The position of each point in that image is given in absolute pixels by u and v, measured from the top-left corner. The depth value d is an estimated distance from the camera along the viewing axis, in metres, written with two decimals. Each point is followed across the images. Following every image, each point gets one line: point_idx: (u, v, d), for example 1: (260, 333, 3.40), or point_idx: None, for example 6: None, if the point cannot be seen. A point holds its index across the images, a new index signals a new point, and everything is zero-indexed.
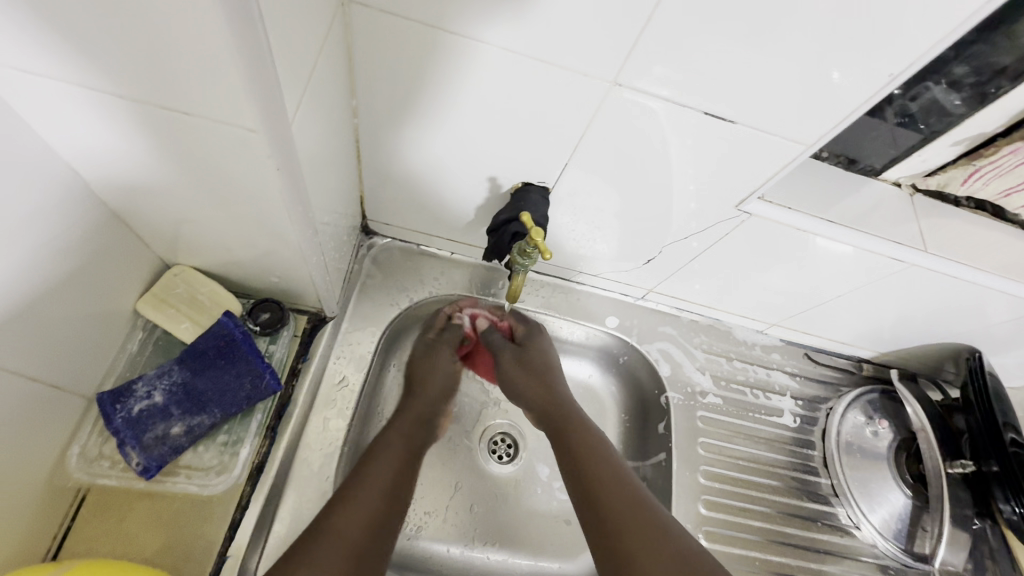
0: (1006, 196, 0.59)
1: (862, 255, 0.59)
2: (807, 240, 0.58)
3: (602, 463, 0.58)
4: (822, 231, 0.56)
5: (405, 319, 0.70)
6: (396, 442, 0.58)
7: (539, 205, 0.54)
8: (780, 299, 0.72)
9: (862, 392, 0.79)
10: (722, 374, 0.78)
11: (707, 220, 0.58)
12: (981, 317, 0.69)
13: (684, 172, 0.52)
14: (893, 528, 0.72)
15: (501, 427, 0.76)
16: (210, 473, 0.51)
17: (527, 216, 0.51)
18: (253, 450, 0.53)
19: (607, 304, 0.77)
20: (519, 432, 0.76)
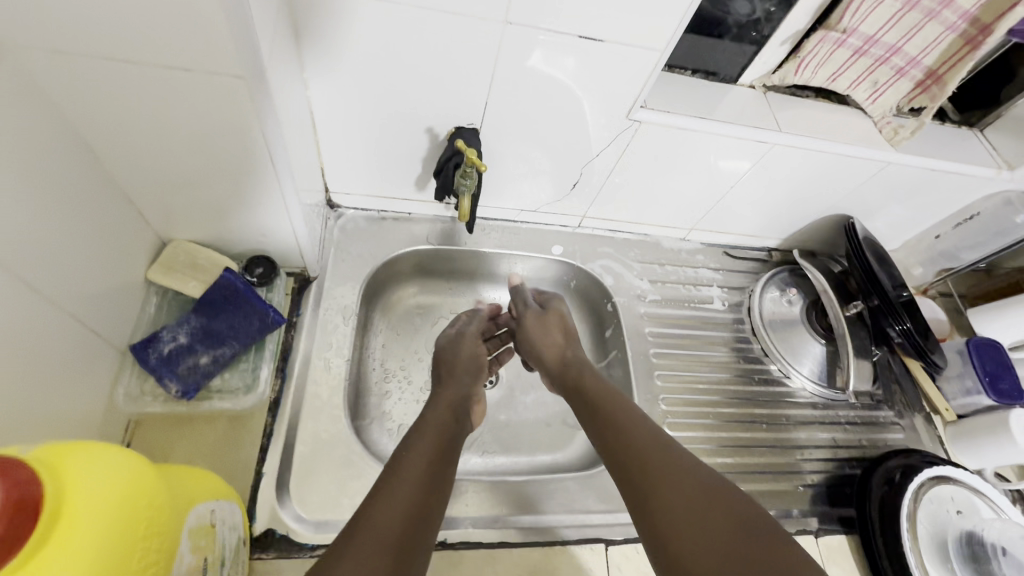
0: (833, 80, 0.75)
1: (738, 140, 0.72)
2: (695, 135, 0.71)
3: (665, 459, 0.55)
4: (700, 126, 0.70)
5: (379, 272, 0.81)
6: (436, 430, 0.61)
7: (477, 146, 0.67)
8: (687, 203, 0.86)
9: (775, 271, 0.95)
10: (658, 277, 0.91)
11: (610, 135, 0.71)
12: (845, 185, 0.83)
13: (577, 96, 0.65)
14: (816, 371, 0.87)
15: None
16: (239, 393, 0.61)
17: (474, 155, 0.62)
18: (270, 376, 0.64)
19: (551, 236, 0.89)
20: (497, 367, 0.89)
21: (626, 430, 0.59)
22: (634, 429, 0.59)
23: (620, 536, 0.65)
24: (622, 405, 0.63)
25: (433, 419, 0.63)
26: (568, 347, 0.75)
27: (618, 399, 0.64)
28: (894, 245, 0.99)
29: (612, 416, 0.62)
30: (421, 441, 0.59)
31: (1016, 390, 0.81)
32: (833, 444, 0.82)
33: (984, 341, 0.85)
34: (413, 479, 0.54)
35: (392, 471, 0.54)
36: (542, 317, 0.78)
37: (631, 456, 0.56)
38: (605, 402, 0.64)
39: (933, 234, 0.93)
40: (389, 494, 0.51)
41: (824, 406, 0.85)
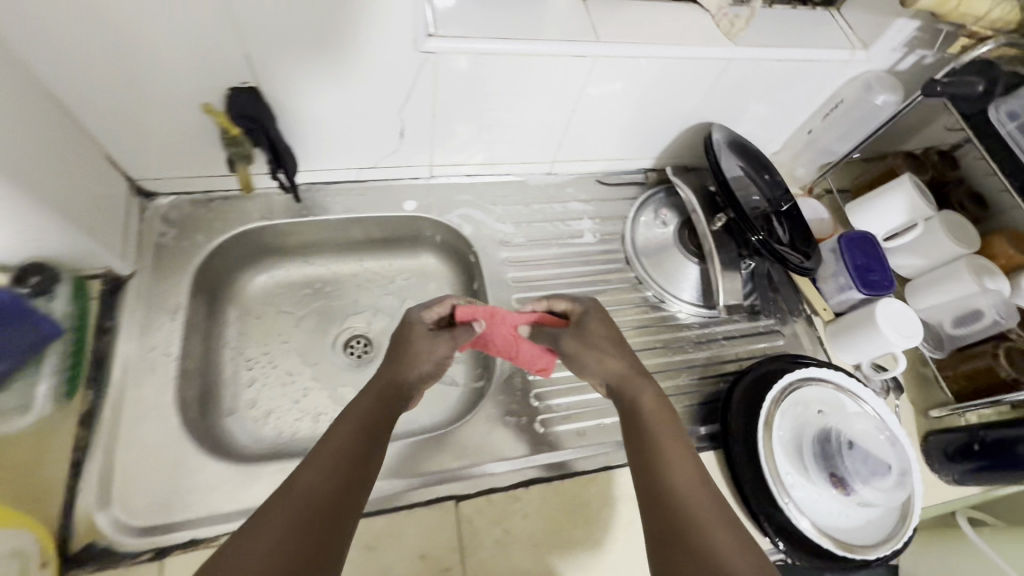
0: None
1: (551, 57, 0.66)
2: (503, 57, 0.65)
3: (695, 487, 0.50)
4: (501, 49, 0.64)
5: (214, 258, 0.76)
6: (368, 396, 0.57)
7: (244, 110, 0.62)
8: (534, 133, 0.81)
9: (649, 193, 0.91)
10: (523, 219, 0.87)
11: (411, 72, 0.65)
12: (694, 91, 0.78)
13: (350, 34, 0.59)
14: (692, 291, 0.85)
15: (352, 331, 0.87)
16: (12, 414, 0.56)
17: (223, 119, 0.63)
18: (53, 385, 0.59)
19: (402, 191, 0.84)
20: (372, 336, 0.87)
21: (660, 428, 0.56)
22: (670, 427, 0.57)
23: (473, 490, 0.64)
24: (658, 416, 0.58)
25: (370, 385, 0.59)
26: (631, 363, 0.64)
27: (656, 397, 0.60)
28: (772, 147, 0.94)
29: (653, 424, 0.57)
30: (348, 417, 0.54)
31: (886, 282, 0.79)
32: (708, 362, 0.80)
33: (860, 235, 0.82)
34: (340, 445, 0.51)
35: (316, 451, 0.50)
36: (588, 325, 0.67)
37: (664, 453, 0.54)
38: (642, 400, 0.60)
39: (806, 129, 0.89)
40: (306, 488, 0.46)
41: (702, 325, 0.83)
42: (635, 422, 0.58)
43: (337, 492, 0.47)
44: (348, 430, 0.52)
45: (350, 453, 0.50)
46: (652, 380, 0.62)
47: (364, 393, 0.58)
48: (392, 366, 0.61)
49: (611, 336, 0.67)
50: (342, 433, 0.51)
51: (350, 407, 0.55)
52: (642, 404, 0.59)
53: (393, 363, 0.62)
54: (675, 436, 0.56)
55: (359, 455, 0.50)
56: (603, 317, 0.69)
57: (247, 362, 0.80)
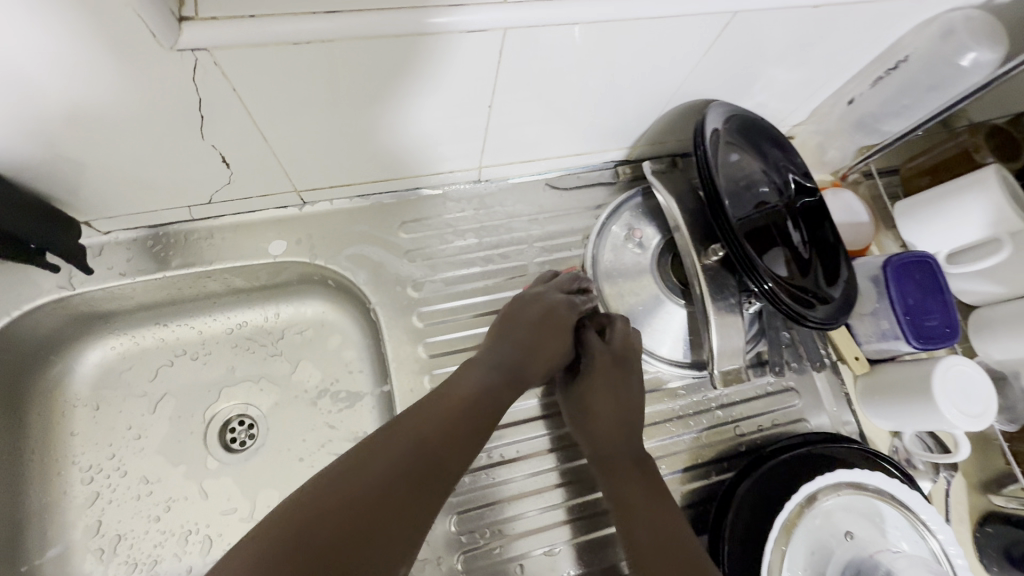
0: None
1: (404, 43, 0.39)
2: (326, 51, 0.38)
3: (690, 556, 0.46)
4: (329, 33, 0.37)
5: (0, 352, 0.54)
6: (499, 360, 0.51)
7: None
8: (441, 142, 0.55)
9: (621, 200, 0.66)
10: (442, 252, 0.63)
11: (191, 81, 0.39)
12: (676, 63, 0.51)
13: (39, 32, 0.33)
14: (676, 346, 0.62)
15: (236, 408, 0.65)
16: None
17: None
18: None
19: (267, 228, 0.60)
20: (260, 415, 0.65)
21: (625, 481, 0.52)
22: (636, 482, 0.51)
23: None
24: (652, 485, 0.51)
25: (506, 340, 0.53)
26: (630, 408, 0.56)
27: (628, 448, 0.53)
28: (793, 121, 0.67)
29: (630, 498, 0.50)
30: (440, 403, 0.47)
31: (946, 329, 0.56)
32: (696, 442, 0.60)
33: (912, 258, 0.58)
34: (426, 426, 0.45)
35: (403, 421, 0.45)
36: (605, 354, 0.57)
37: (631, 515, 0.49)
38: (611, 450, 0.53)
39: (845, 98, 0.62)
40: (400, 441, 0.43)
41: (689, 390, 0.62)
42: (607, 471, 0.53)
43: (413, 481, 0.41)
44: (435, 421, 0.45)
45: (420, 457, 0.42)
46: (636, 424, 0.55)
47: (479, 364, 0.51)
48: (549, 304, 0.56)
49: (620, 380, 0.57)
50: (430, 415, 0.45)
51: (463, 378, 0.49)
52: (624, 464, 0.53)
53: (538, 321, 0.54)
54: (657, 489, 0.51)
55: (425, 456, 0.43)
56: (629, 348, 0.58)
57: (80, 476, 0.59)
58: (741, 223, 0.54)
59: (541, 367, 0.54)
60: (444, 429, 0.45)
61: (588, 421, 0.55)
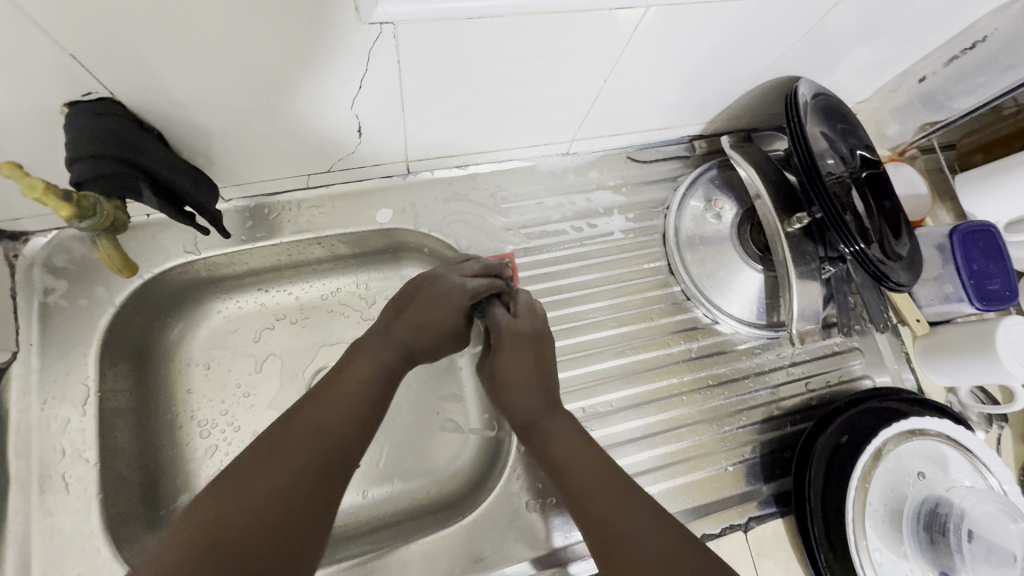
0: None
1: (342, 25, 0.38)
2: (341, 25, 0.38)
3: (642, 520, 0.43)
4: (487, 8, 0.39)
5: (134, 312, 0.58)
6: (382, 348, 0.49)
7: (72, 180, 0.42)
8: (551, 112, 0.58)
9: (699, 173, 0.69)
10: (534, 221, 0.66)
11: (356, 54, 0.41)
12: (776, 41, 0.55)
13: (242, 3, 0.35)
14: (752, 309, 0.66)
15: None
16: None
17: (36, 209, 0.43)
18: None
19: (374, 196, 0.63)
20: None
21: (563, 450, 0.48)
22: (561, 432, 0.50)
23: None
24: (590, 453, 0.48)
25: (392, 330, 0.51)
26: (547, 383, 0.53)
27: (543, 398, 0.52)
28: (860, 99, 0.71)
29: (553, 452, 0.49)
30: (325, 401, 0.44)
31: (1008, 292, 0.61)
32: (773, 397, 0.66)
33: (977, 228, 0.62)
34: (307, 429, 0.42)
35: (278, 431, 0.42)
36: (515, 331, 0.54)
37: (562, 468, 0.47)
38: (531, 411, 0.51)
39: (916, 77, 0.66)
40: (275, 454, 0.40)
41: (762, 349, 0.67)
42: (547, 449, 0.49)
43: (302, 489, 0.39)
44: (324, 420, 0.43)
45: (306, 459, 0.40)
46: (552, 383, 0.53)
47: (360, 353, 0.49)
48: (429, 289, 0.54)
49: (534, 356, 0.54)
50: (304, 420, 0.43)
51: (345, 371, 0.47)
52: (563, 438, 0.49)
53: (416, 307, 0.52)
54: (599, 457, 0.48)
55: (307, 459, 0.40)
56: (532, 318, 0.56)
57: (201, 430, 0.63)
58: (836, 186, 0.58)
59: (435, 342, 0.53)
60: (351, 403, 0.45)
61: (504, 389, 0.53)
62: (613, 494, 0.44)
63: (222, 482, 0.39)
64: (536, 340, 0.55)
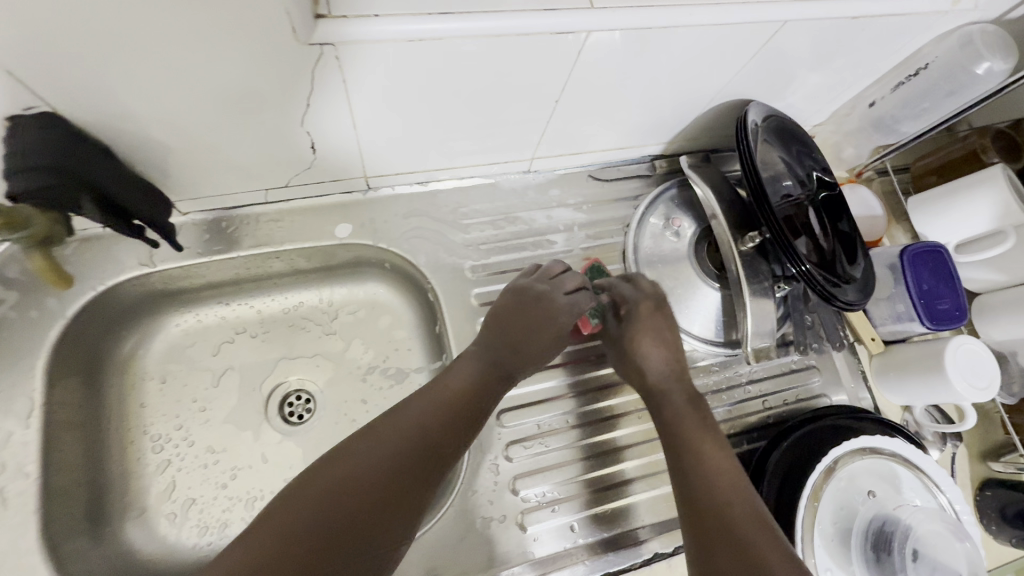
0: None
1: (284, 46, 0.39)
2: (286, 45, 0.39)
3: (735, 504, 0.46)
4: (427, 32, 0.41)
5: (86, 326, 0.57)
6: (487, 347, 0.54)
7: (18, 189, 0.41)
8: (508, 131, 0.59)
9: (658, 191, 0.71)
10: (496, 237, 0.67)
11: (301, 73, 0.42)
12: (723, 65, 0.56)
13: (179, 24, 0.36)
14: (710, 327, 0.67)
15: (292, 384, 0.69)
16: None
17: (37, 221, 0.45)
18: None
19: (333, 211, 0.64)
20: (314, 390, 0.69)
21: (674, 412, 0.54)
22: (678, 406, 0.54)
23: None
24: (695, 418, 0.53)
25: (480, 352, 0.53)
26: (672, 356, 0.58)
27: (671, 369, 0.57)
28: (815, 122, 0.73)
29: (697, 429, 0.52)
30: (410, 409, 0.47)
31: (957, 312, 0.62)
32: (730, 415, 0.66)
33: (926, 248, 0.64)
34: (391, 437, 0.45)
35: (366, 431, 0.46)
36: (661, 317, 0.59)
37: (690, 441, 0.51)
38: (670, 392, 0.55)
39: (866, 102, 0.68)
40: (347, 461, 0.43)
41: (721, 366, 0.68)
42: (662, 411, 0.55)
43: (389, 487, 0.42)
44: (406, 418, 0.46)
45: (384, 466, 0.43)
46: (685, 374, 0.57)
47: (448, 371, 0.52)
48: (510, 313, 0.55)
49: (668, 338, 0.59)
50: (388, 432, 0.45)
51: (441, 378, 0.51)
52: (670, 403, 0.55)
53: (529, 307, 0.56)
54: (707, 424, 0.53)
55: (386, 462, 0.43)
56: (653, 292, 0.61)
57: (153, 445, 0.62)
58: (786, 208, 0.59)
59: (541, 346, 0.55)
60: (452, 411, 0.48)
61: (631, 354, 0.58)
62: (717, 460, 0.50)
63: (307, 473, 0.42)
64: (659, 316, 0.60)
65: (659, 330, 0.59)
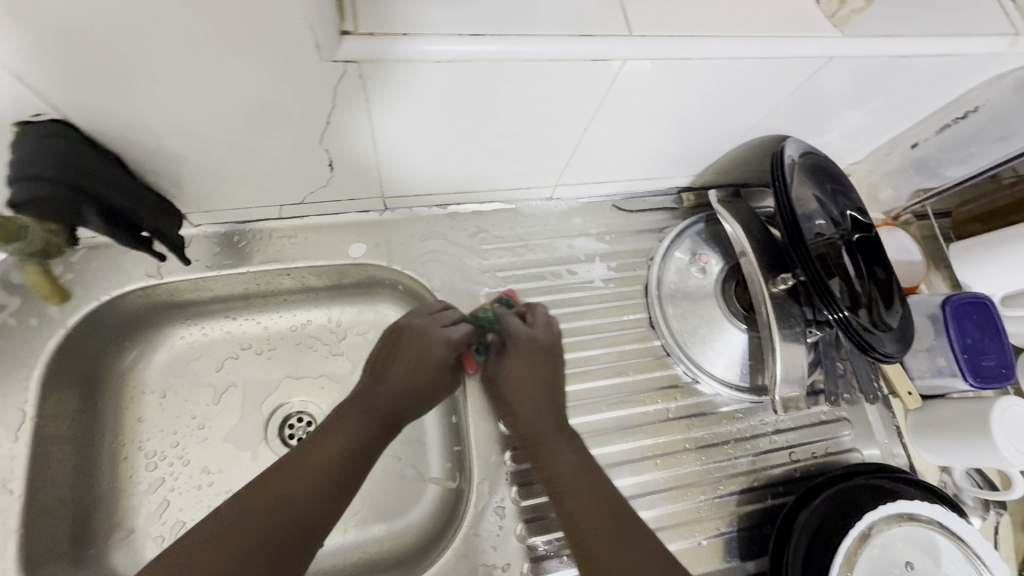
0: None
1: (307, 63, 0.38)
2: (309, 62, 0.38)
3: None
4: (456, 54, 0.39)
5: (87, 337, 0.56)
6: (377, 401, 0.52)
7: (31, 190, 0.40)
8: (532, 157, 0.57)
9: (684, 226, 0.68)
10: (515, 264, 0.65)
11: (324, 91, 0.41)
12: (761, 99, 0.54)
13: (198, 36, 0.35)
14: (734, 370, 0.63)
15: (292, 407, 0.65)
16: None
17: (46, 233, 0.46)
18: None
19: (349, 230, 0.62)
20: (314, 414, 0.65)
21: (556, 456, 0.51)
22: (563, 452, 0.51)
23: None
24: (597, 499, 0.48)
25: (345, 420, 0.51)
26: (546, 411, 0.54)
27: (553, 420, 0.53)
28: (852, 161, 0.70)
29: (566, 484, 0.49)
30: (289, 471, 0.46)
31: (1004, 369, 0.58)
32: (753, 466, 0.62)
33: (971, 299, 0.60)
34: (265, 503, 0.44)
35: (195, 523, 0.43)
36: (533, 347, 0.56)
37: (567, 491, 0.49)
38: (550, 459, 0.51)
39: (908, 143, 0.65)
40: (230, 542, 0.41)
41: (746, 413, 0.64)
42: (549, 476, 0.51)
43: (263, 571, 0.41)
44: (236, 505, 0.44)
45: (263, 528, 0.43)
46: (558, 394, 0.55)
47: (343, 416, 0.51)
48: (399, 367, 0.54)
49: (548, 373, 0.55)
50: (242, 520, 0.43)
51: (320, 439, 0.49)
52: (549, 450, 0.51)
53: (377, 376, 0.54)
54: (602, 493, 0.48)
55: (288, 514, 0.44)
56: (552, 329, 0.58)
57: (147, 463, 0.60)
58: (822, 249, 0.56)
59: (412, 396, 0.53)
60: (335, 468, 0.47)
61: (514, 396, 0.54)
62: (602, 524, 0.46)
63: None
64: (542, 358, 0.56)
65: (535, 366, 0.55)
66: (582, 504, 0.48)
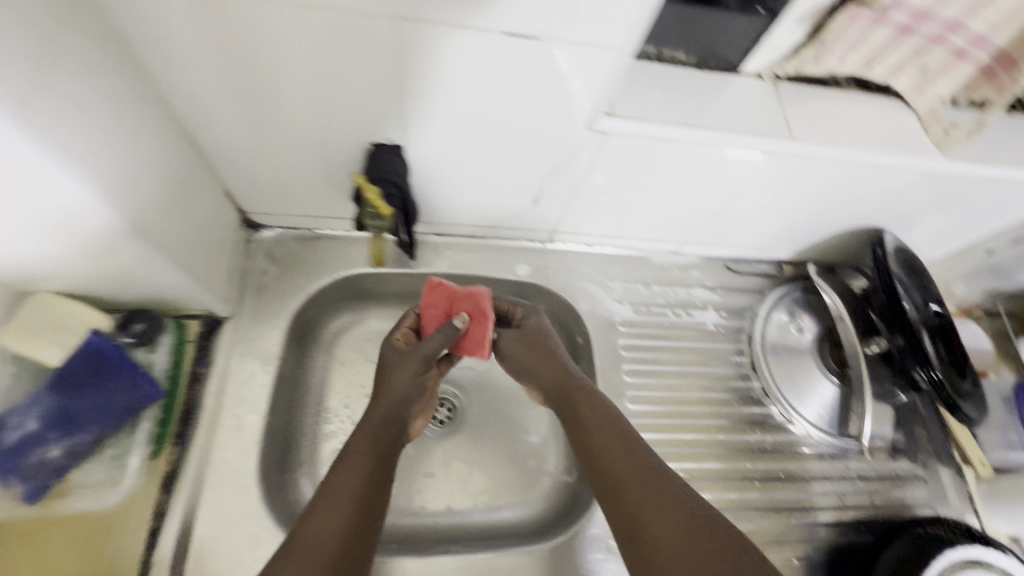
0: (919, 90, 0.59)
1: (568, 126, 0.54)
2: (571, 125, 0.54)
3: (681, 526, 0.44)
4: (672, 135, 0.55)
5: (314, 304, 0.71)
6: (406, 376, 0.58)
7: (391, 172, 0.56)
8: (680, 215, 0.72)
9: (784, 291, 0.81)
10: (643, 300, 0.78)
11: (569, 146, 0.57)
12: (872, 196, 0.68)
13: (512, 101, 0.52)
14: (824, 417, 0.74)
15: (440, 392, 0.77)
16: (106, 486, 0.54)
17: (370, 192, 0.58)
18: (147, 458, 0.56)
19: (517, 254, 0.77)
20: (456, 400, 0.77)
21: (593, 427, 0.54)
22: (595, 421, 0.54)
23: None
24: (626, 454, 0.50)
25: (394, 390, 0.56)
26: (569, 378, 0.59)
27: (567, 377, 0.59)
28: (932, 257, 0.83)
29: (601, 443, 0.52)
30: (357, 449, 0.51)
31: None
32: (839, 505, 0.70)
33: None
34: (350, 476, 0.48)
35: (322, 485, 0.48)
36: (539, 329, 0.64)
37: (600, 455, 0.51)
38: (587, 427, 0.54)
39: (984, 248, 0.77)
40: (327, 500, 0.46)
41: (832, 456, 0.73)
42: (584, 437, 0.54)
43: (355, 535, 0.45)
44: (353, 476, 0.49)
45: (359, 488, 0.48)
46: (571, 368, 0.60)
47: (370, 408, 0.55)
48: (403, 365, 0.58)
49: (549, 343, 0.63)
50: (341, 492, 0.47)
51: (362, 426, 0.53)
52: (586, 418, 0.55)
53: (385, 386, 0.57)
54: (633, 452, 0.50)
55: (365, 483, 0.49)
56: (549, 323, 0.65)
57: None
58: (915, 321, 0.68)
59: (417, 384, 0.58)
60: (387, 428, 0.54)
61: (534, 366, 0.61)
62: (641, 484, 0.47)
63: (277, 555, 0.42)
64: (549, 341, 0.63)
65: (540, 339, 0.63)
66: (611, 464, 0.50)
